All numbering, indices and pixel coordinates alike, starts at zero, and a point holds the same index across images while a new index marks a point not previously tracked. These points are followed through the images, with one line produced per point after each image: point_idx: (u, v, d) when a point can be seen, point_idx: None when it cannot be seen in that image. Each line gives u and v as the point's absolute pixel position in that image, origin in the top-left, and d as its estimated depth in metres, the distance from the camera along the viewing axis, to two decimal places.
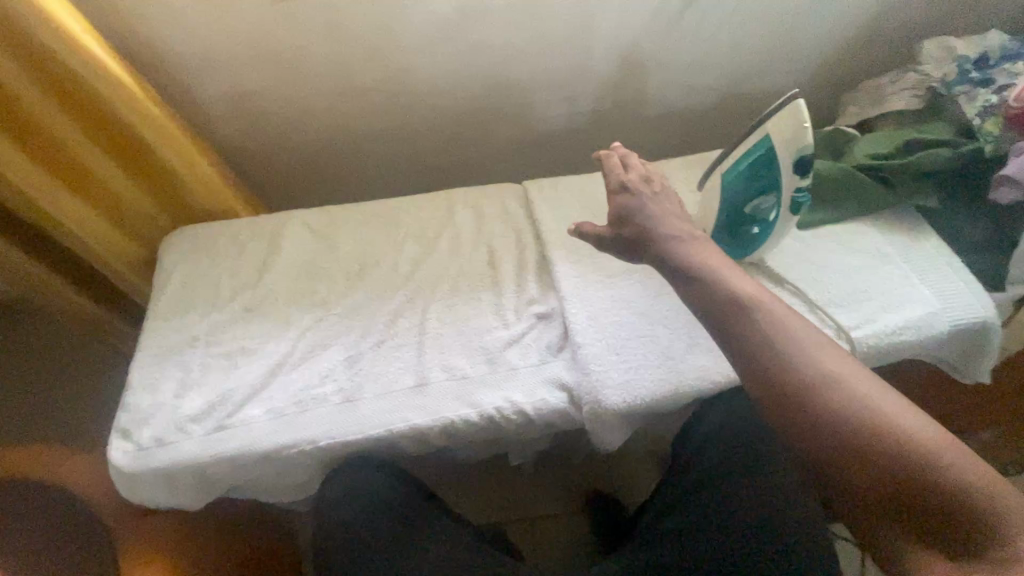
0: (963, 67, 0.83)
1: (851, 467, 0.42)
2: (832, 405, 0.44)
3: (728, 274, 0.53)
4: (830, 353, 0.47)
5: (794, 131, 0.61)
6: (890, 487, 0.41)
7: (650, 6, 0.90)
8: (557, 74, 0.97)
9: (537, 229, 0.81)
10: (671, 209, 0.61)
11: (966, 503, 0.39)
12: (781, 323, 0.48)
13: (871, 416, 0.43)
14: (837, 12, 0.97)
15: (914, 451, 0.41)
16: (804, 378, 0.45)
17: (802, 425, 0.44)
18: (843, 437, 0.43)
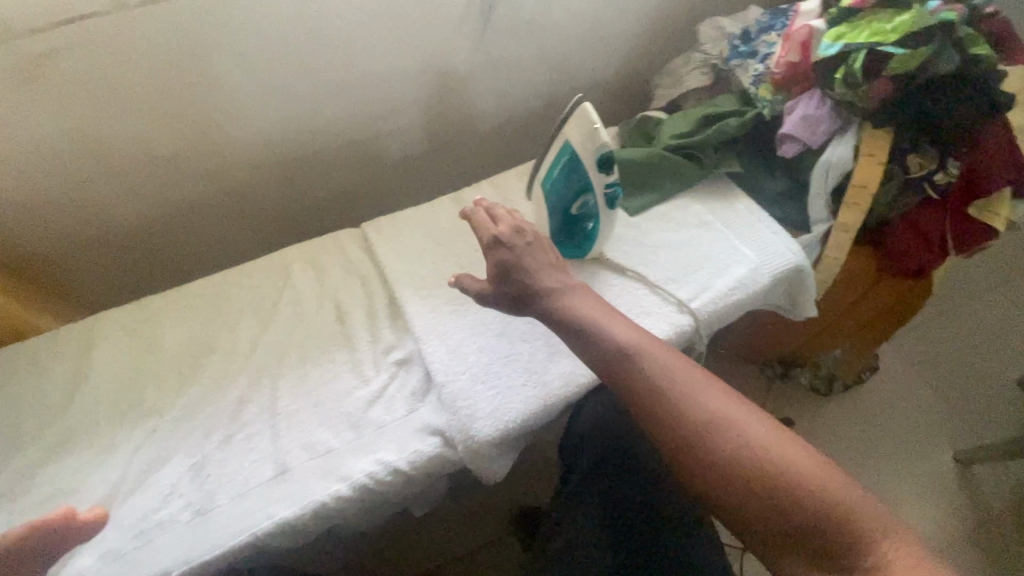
0: (733, 43, 0.92)
1: (747, 504, 0.44)
2: (715, 444, 0.46)
3: (614, 326, 0.55)
4: (714, 393, 0.49)
5: (588, 133, 0.63)
6: (777, 518, 0.43)
7: (449, 26, 0.91)
8: (376, 107, 0.95)
9: (383, 270, 0.78)
10: (548, 261, 0.60)
11: (833, 527, 0.42)
12: (670, 372, 0.50)
13: (757, 453, 0.45)
14: (623, 7, 1.04)
15: (789, 483, 0.44)
16: (689, 420, 0.48)
17: (699, 468, 0.47)
18: (729, 476, 0.45)
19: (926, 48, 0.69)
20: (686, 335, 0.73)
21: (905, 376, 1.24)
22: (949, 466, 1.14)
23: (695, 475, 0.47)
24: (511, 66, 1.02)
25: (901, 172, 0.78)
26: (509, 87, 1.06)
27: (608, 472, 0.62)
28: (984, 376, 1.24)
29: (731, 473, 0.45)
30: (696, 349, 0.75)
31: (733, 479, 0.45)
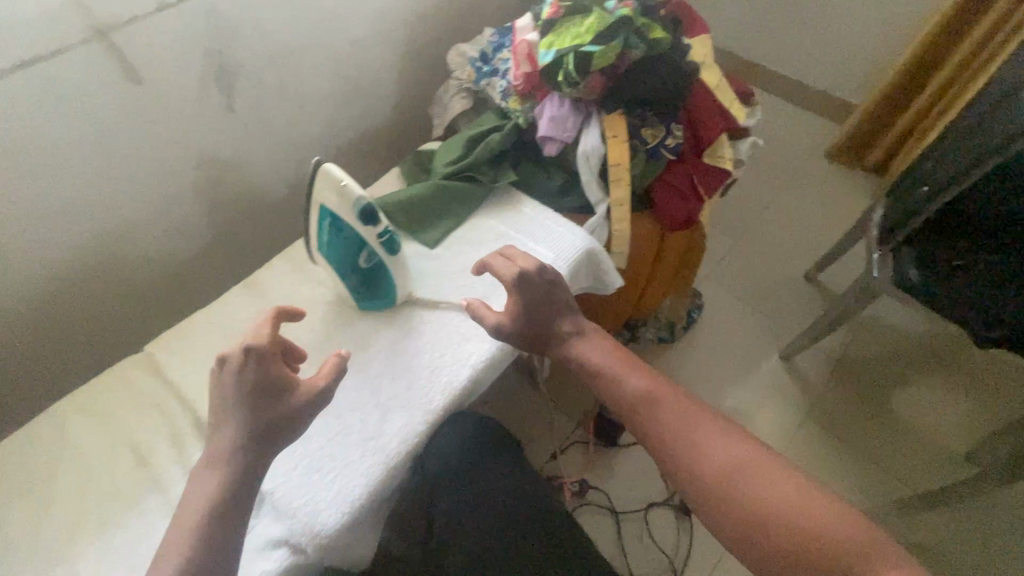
0: (477, 65, 0.98)
1: (761, 540, 0.48)
2: (731, 483, 0.50)
3: (631, 374, 0.60)
4: (733, 436, 0.53)
5: (339, 192, 0.63)
6: (792, 555, 0.46)
7: (187, 113, 0.85)
8: (135, 214, 0.87)
9: (180, 388, 0.71)
10: (559, 305, 0.66)
11: (844, 567, 0.45)
12: (695, 419, 0.54)
13: (774, 493, 0.49)
14: (371, 52, 1.07)
15: (806, 523, 0.47)
16: (707, 467, 0.51)
17: (716, 505, 0.50)
18: (745, 514, 0.49)
19: (616, 41, 0.80)
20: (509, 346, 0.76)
21: (726, 302, 1.43)
22: (778, 365, 1.34)
23: (713, 510, 0.50)
24: (275, 134, 1.00)
25: (641, 145, 0.90)
26: (281, 154, 1.03)
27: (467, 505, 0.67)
28: (778, 281, 1.47)
29: (750, 509, 0.49)
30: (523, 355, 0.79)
31: (751, 515, 0.48)
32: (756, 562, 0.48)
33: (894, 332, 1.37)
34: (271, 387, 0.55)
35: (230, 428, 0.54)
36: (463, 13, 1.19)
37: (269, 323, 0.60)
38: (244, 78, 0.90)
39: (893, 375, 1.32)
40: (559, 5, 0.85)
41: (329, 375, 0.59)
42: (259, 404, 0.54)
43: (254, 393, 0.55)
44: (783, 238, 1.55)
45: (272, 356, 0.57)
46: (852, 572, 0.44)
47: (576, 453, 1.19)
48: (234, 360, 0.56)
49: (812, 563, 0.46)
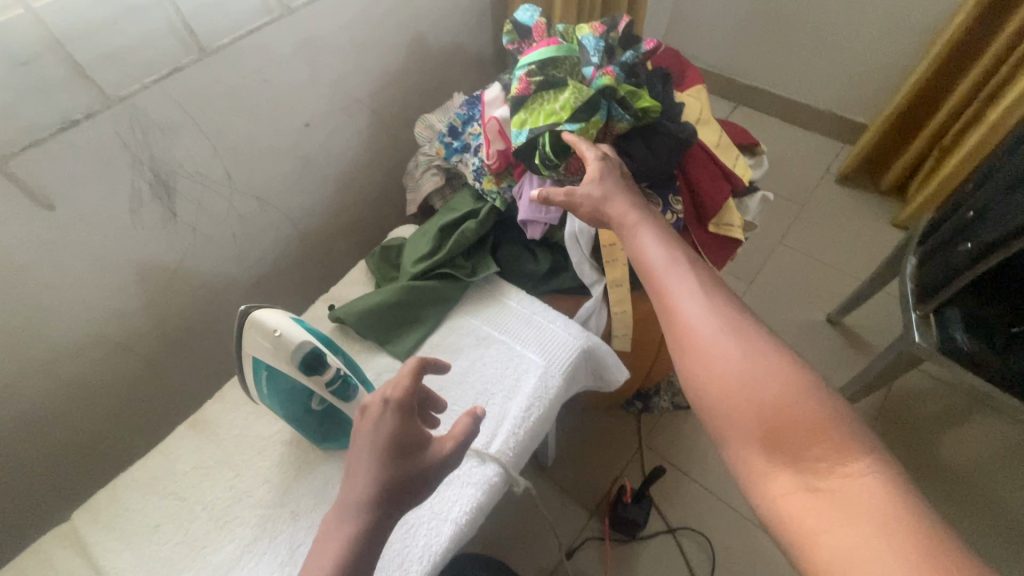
0: (445, 141, 0.88)
1: (730, 386, 0.45)
2: (733, 343, 0.46)
3: (666, 239, 0.56)
4: (741, 306, 0.50)
5: (274, 341, 0.53)
6: (758, 404, 0.43)
7: (123, 228, 0.76)
8: (66, 344, 0.77)
9: (110, 574, 0.60)
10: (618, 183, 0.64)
11: (818, 443, 0.41)
12: (713, 284, 0.51)
13: (761, 354, 0.45)
14: (330, 130, 0.97)
15: (799, 394, 0.43)
16: (701, 316, 0.48)
17: (696, 349, 0.47)
18: (724, 358, 0.46)
19: (597, 116, 0.70)
20: (498, 487, 0.64)
21: None
22: None
23: (698, 365, 0.47)
24: (228, 231, 0.90)
25: None
26: (237, 250, 0.94)
27: None
28: (797, 326, 1.35)
29: (740, 371, 0.45)
30: (516, 491, 0.66)
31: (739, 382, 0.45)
32: (725, 423, 0.45)
33: (938, 379, 1.22)
34: (394, 447, 0.50)
35: (358, 482, 0.49)
36: (429, 72, 1.09)
37: (410, 368, 0.54)
38: (183, 180, 0.80)
39: (943, 427, 1.16)
40: (529, 79, 0.74)
41: (457, 438, 0.52)
42: (385, 456, 0.49)
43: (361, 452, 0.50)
44: (798, 276, 1.43)
45: (400, 405, 0.52)
46: (825, 448, 0.41)
47: (591, 551, 1.06)
48: (378, 402, 0.52)
49: (784, 433, 0.42)
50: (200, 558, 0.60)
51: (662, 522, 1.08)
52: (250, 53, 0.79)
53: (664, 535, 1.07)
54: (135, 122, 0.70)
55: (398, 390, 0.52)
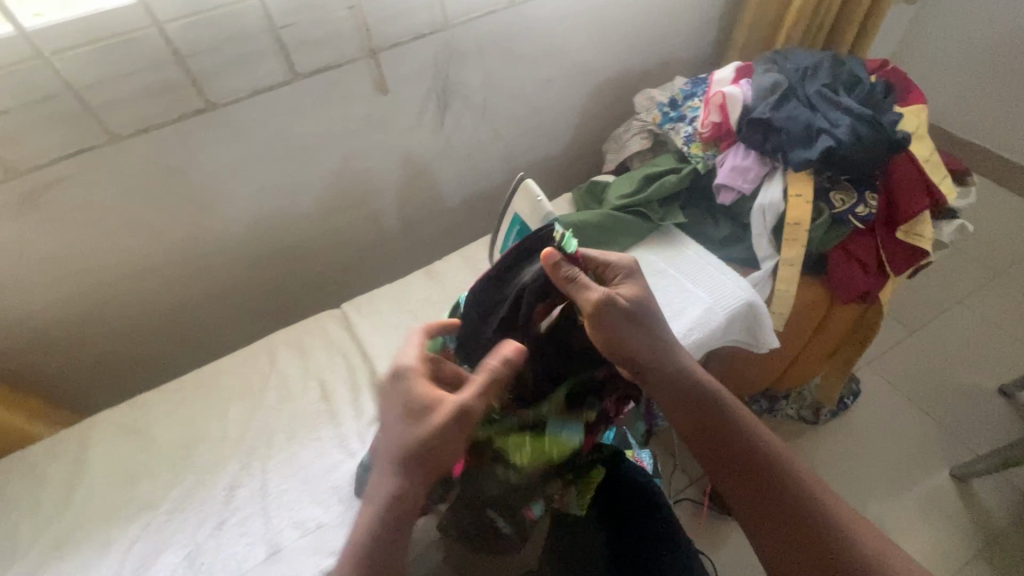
0: (663, 110, 1.02)
1: (732, 468, 0.59)
2: (724, 453, 0.60)
3: (675, 343, 0.63)
4: (713, 440, 0.60)
5: (533, 205, 0.71)
6: (762, 489, 0.58)
7: (410, 123, 1.02)
8: (349, 198, 1.05)
9: (362, 346, 0.84)
10: (619, 318, 0.59)
11: (792, 534, 0.55)
12: (705, 403, 0.61)
13: (753, 458, 0.59)
14: (563, 89, 1.17)
15: (772, 507, 0.57)
16: (691, 429, 0.61)
17: (708, 444, 0.60)
18: (751, 452, 0.59)
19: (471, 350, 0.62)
20: None
21: (887, 395, 1.27)
22: (947, 483, 1.15)
23: (703, 420, 0.61)
24: (467, 149, 1.14)
25: (828, 208, 0.87)
26: (467, 167, 1.17)
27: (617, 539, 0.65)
28: (961, 386, 1.27)
29: (735, 454, 0.59)
30: None
31: (763, 457, 0.59)
32: (730, 488, 0.60)
33: None
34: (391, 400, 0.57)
35: (394, 434, 0.55)
36: (657, 59, 1.24)
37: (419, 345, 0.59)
38: (458, 99, 1.04)
39: None
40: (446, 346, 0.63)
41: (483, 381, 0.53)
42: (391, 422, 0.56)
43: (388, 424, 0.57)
44: (972, 341, 1.34)
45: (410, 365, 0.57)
46: (791, 542, 0.55)
47: (684, 511, 1.13)
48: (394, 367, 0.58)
49: (772, 513, 0.57)
50: None
51: None
52: (535, 12, 1.00)
53: None
54: (448, 46, 0.95)
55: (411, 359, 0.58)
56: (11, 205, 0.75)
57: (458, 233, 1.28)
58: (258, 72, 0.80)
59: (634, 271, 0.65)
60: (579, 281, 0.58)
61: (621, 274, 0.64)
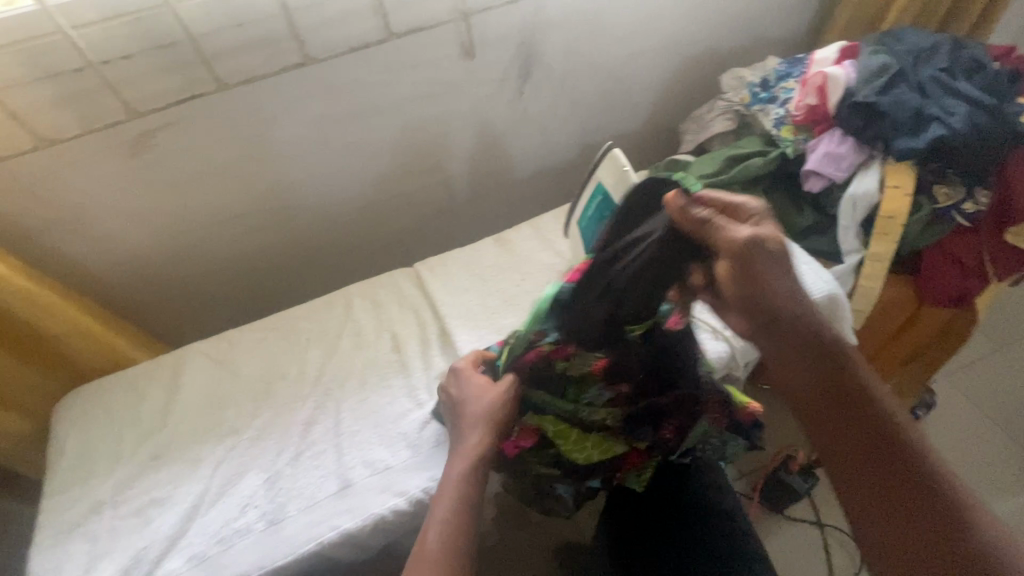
0: (754, 91, 0.98)
1: (850, 440, 0.47)
2: (842, 423, 0.48)
3: (803, 296, 0.51)
4: (830, 406, 0.48)
5: (618, 175, 0.70)
6: (891, 474, 0.45)
7: (491, 90, 1.02)
8: (425, 161, 1.07)
9: (433, 304, 0.87)
10: (756, 265, 0.50)
11: (924, 535, 0.42)
12: (829, 361, 0.49)
13: (885, 434, 0.46)
14: (646, 64, 1.13)
15: (900, 497, 0.44)
16: (805, 387, 0.50)
17: (823, 407, 0.49)
18: (881, 427, 0.46)
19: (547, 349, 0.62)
20: (723, 361, 0.76)
21: (963, 411, 1.20)
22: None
23: (821, 379, 0.49)
24: (544, 120, 1.13)
25: (929, 203, 0.81)
26: (541, 139, 1.16)
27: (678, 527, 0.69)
28: None
29: (860, 426, 0.47)
30: (733, 376, 0.78)
31: (899, 437, 0.46)
32: (840, 465, 0.48)
33: None
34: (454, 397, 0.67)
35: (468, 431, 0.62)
36: (746, 38, 1.19)
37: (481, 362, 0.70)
38: (540, 67, 1.03)
39: None
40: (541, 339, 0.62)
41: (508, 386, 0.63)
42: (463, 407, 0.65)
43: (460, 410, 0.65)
44: None
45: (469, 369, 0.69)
46: (922, 548, 0.42)
47: None
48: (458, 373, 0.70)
49: (902, 506, 0.44)
50: (491, 319, 0.83)
51: (811, 514, 1.09)
52: None
53: (810, 526, 1.08)
54: (536, 13, 0.94)
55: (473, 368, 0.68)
56: (127, 143, 0.81)
57: (525, 206, 1.29)
58: (355, 29, 0.83)
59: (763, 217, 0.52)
60: (715, 223, 0.51)
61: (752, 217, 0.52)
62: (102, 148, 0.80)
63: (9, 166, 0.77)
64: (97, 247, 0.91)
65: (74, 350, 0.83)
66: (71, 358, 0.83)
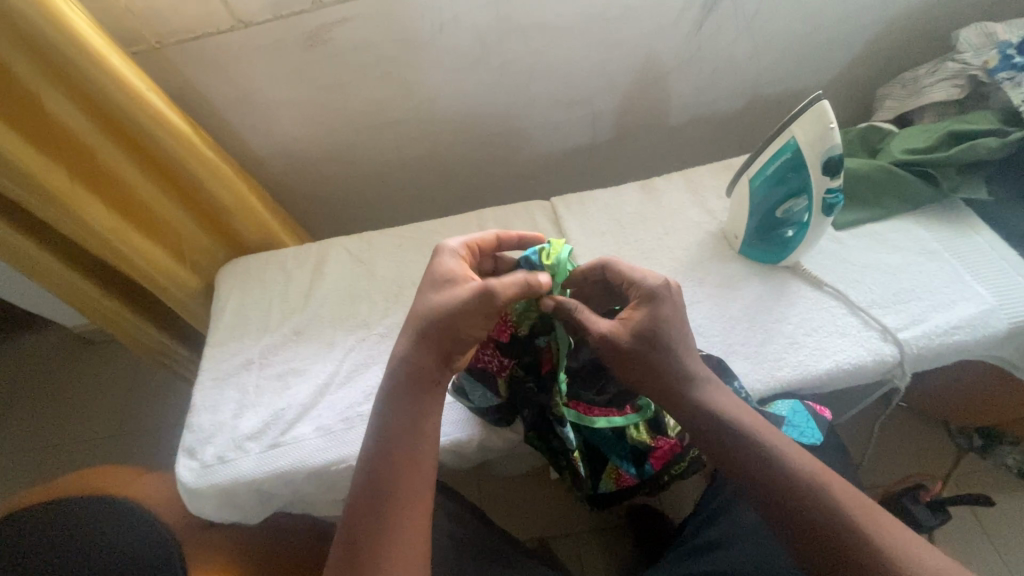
0: (1005, 53, 0.79)
1: (766, 487, 0.50)
2: (752, 473, 0.51)
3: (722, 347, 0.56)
4: (740, 455, 0.51)
5: (820, 133, 0.60)
6: (801, 504, 0.48)
7: (669, 19, 0.91)
8: (578, 92, 1.01)
9: (567, 242, 0.83)
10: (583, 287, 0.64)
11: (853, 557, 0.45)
12: (732, 413, 0.53)
13: (784, 467, 0.50)
14: (862, 7, 0.95)
15: (822, 522, 0.47)
16: (727, 449, 0.52)
17: (734, 459, 0.52)
18: (777, 467, 0.50)
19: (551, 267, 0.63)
20: (887, 366, 0.66)
21: None
22: None
23: (717, 443, 0.52)
24: (718, 62, 1.00)
25: None
26: (709, 84, 1.04)
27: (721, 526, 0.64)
28: None
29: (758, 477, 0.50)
30: (894, 385, 0.68)
31: (797, 475, 0.49)
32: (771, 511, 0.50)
33: None
34: (440, 283, 0.58)
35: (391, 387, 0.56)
36: None
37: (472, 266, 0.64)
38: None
39: None
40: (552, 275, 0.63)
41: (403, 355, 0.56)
42: (445, 322, 0.55)
43: (446, 334, 0.55)
44: None
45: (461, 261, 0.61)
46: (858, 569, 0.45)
47: None
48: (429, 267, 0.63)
49: (825, 532, 0.47)
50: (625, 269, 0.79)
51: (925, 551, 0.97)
52: None
53: None
54: None
55: (461, 260, 0.61)
56: (306, 36, 0.84)
57: (668, 157, 1.19)
58: None
59: (655, 295, 0.57)
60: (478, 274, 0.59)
61: (642, 295, 0.58)
62: (284, 37, 0.84)
63: (207, 44, 0.83)
64: (266, 134, 0.97)
65: (238, 221, 0.90)
66: (237, 231, 0.92)
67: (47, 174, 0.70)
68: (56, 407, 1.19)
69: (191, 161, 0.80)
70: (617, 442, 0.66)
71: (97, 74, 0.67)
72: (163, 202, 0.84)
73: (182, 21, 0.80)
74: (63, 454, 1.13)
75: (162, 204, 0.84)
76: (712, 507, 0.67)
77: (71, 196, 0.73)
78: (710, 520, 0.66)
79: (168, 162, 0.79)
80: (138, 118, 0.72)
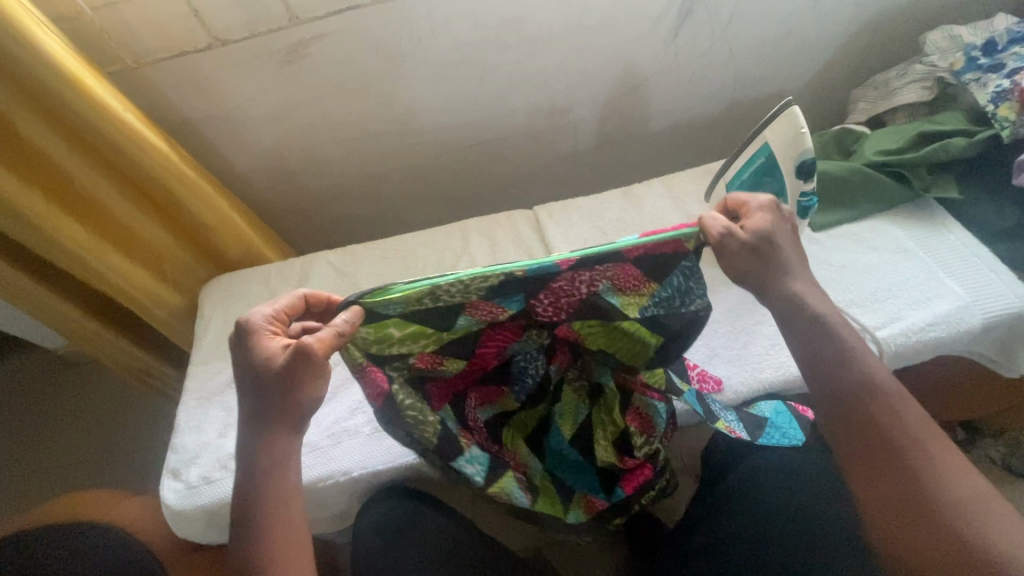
0: (970, 54, 0.80)
1: (863, 419, 0.46)
2: (851, 402, 0.47)
3: None
4: (844, 379, 0.47)
5: (792, 138, 0.61)
6: (900, 440, 0.45)
7: (643, 30, 0.93)
8: (558, 101, 1.02)
9: (550, 252, 0.84)
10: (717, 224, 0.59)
11: (939, 502, 0.43)
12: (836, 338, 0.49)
13: (891, 399, 0.46)
14: (832, 13, 0.97)
15: (914, 463, 0.44)
16: (830, 372, 0.48)
17: (835, 383, 0.48)
18: (881, 399, 0.46)
19: None
20: None
21: None
22: None
23: (820, 366, 0.48)
24: (693, 71, 1.02)
25: None
26: (687, 90, 1.05)
27: (708, 532, 0.64)
28: None
29: (858, 407, 0.46)
30: None
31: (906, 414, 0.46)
32: (860, 441, 0.46)
33: None
34: (254, 366, 0.50)
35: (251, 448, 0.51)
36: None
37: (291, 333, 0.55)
38: (705, 8, 0.92)
39: None
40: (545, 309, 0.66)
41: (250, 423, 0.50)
42: (275, 392, 0.49)
43: (277, 402, 0.49)
44: None
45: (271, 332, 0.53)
46: (937, 513, 0.42)
47: None
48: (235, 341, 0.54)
49: (917, 473, 0.44)
50: None
51: None
52: None
53: None
54: None
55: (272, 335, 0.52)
56: (283, 51, 0.84)
57: (651, 163, 1.20)
58: None
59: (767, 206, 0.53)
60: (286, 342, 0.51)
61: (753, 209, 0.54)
62: (262, 53, 0.84)
63: (184, 63, 0.83)
64: (247, 150, 0.97)
65: (220, 239, 0.90)
66: (217, 247, 0.92)
67: (23, 197, 0.69)
68: (38, 433, 1.17)
69: (171, 180, 0.79)
70: (585, 467, 0.67)
71: (74, 96, 0.67)
72: (143, 222, 0.83)
73: (157, 41, 0.80)
74: (47, 479, 1.11)
75: (140, 223, 0.83)
76: (700, 514, 0.67)
77: (49, 217, 0.72)
78: (698, 529, 0.66)
79: (149, 183, 0.79)
80: (112, 135, 0.72)
